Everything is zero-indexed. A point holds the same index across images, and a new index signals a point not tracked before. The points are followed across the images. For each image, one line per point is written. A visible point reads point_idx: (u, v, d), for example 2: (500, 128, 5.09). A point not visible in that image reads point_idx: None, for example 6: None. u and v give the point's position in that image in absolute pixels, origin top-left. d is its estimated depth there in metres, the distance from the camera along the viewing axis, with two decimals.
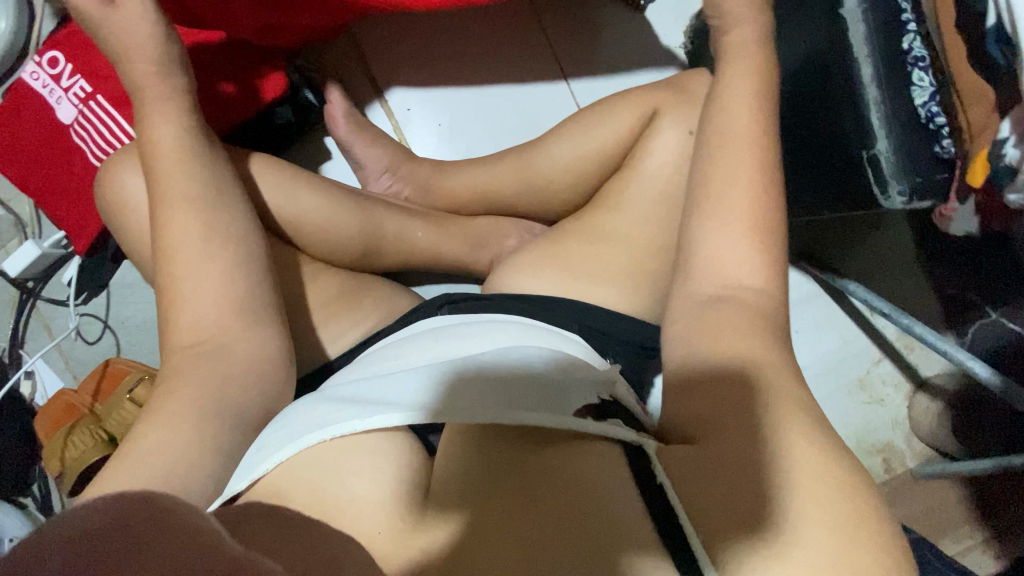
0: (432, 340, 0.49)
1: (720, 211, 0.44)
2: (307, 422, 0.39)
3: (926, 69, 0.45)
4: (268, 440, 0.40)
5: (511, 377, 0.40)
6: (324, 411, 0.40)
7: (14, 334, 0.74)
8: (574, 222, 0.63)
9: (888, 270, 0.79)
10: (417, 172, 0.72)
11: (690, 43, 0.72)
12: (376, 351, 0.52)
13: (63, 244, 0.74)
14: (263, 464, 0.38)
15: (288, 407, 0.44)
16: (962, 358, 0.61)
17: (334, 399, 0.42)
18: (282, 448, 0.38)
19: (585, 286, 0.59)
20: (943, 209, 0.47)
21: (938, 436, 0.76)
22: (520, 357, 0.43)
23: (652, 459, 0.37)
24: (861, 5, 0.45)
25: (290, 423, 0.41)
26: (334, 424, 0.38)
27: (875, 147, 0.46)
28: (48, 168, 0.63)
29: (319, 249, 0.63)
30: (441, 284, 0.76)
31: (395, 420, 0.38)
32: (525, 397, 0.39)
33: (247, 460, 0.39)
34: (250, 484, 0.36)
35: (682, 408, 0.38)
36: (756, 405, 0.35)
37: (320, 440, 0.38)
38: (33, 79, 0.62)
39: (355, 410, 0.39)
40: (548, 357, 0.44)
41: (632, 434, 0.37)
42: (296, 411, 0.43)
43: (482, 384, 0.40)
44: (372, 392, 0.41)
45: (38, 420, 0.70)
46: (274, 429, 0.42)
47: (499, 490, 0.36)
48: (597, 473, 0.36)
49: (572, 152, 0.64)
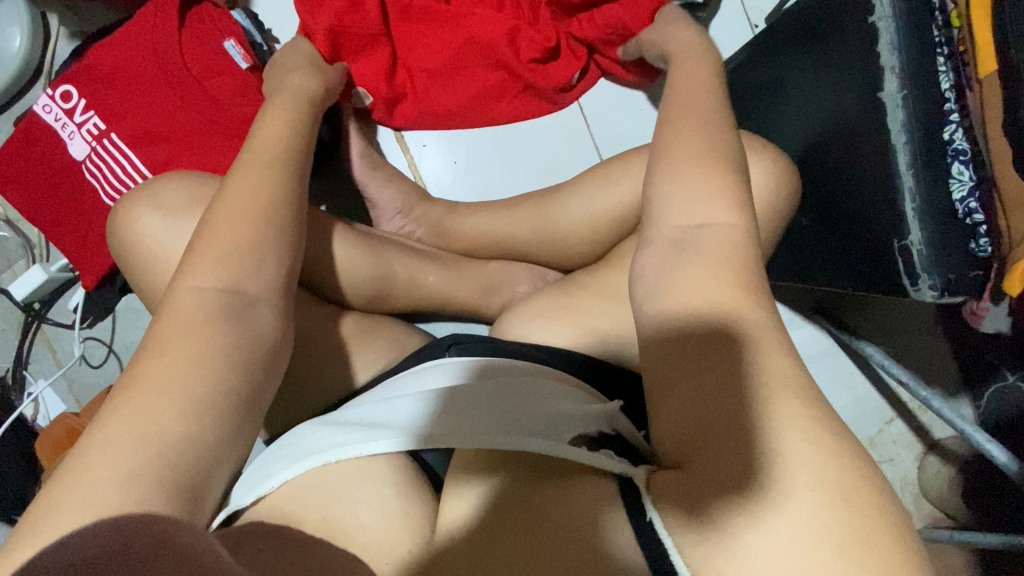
0: (444, 367, 0.49)
1: None
2: (313, 442, 0.41)
3: (967, 164, 0.43)
4: (274, 459, 0.41)
5: (519, 411, 0.40)
6: (330, 433, 0.41)
7: (18, 354, 0.74)
8: (590, 277, 0.61)
9: (912, 329, 0.75)
10: (430, 213, 0.70)
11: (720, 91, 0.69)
12: (387, 381, 0.51)
13: (71, 268, 0.73)
14: (271, 483, 0.38)
15: (298, 427, 0.45)
16: (980, 439, 0.59)
17: (341, 422, 0.43)
18: (289, 466, 0.39)
19: (597, 347, 0.56)
20: (977, 306, 0.47)
21: (947, 500, 0.75)
22: (529, 392, 0.43)
23: (641, 488, 0.32)
24: (902, 91, 0.43)
25: (298, 441, 0.42)
26: (341, 445, 0.39)
27: (908, 238, 0.44)
28: (58, 200, 0.64)
29: (331, 293, 0.61)
30: (449, 323, 0.75)
31: (401, 445, 0.39)
32: (526, 423, 0.39)
33: (256, 475, 0.40)
34: (253, 501, 0.37)
35: (672, 418, 0.32)
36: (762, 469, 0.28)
37: (326, 461, 0.39)
38: (46, 113, 0.63)
39: (363, 433, 0.40)
40: (557, 396, 0.44)
41: (621, 467, 0.34)
42: (304, 432, 0.44)
43: (489, 414, 0.40)
44: (380, 415, 0.43)
45: (39, 445, 0.70)
46: (281, 448, 0.43)
47: (498, 544, 0.35)
48: (593, 510, 0.34)
49: (589, 206, 0.63)
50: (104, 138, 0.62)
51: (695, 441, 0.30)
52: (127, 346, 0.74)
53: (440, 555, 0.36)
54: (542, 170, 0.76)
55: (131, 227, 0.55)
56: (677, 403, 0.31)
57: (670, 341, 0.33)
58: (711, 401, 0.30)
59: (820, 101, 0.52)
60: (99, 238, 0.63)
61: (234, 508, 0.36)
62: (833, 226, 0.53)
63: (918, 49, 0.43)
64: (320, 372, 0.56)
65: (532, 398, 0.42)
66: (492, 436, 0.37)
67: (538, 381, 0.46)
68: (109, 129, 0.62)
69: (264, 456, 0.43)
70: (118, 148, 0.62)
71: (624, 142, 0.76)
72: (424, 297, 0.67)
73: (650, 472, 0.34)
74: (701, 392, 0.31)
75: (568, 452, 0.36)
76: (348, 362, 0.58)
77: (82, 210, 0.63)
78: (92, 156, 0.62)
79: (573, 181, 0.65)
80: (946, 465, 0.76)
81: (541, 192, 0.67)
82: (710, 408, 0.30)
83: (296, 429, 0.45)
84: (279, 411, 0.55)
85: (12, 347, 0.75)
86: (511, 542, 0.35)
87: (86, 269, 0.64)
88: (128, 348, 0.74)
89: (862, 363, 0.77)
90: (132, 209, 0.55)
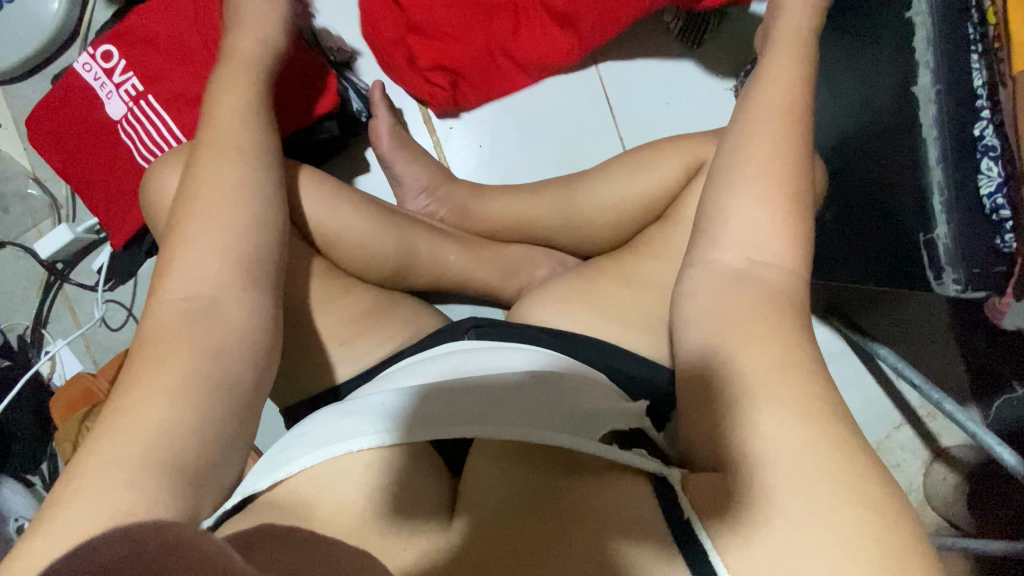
0: (463, 358, 0.49)
1: (734, 227, 0.41)
2: (333, 428, 0.41)
3: (996, 160, 0.43)
4: (295, 444, 0.41)
5: (542, 405, 0.41)
6: (350, 420, 0.41)
7: (39, 314, 0.75)
8: (612, 263, 0.62)
9: (925, 334, 0.75)
10: (454, 193, 0.71)
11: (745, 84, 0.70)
12: (404, 367, 0.51)
13: (96, 230, 0.75)
14: (293, 465, 0.39)
15: (318, 413, 0.45)
16: (990, 442, 0.59)
17: (360, 409, 0.43)
18: (310, 452, 0.39)
19: (616, 328, 0.56)
20: (998, 301, 0.47)
21: (952, 508, 0.75)
22: (552, 386, 0.44)
23: (676, 487, 0.35)
24: (936, 86, 0.44)
25: (317, 427, 0.42)
26: (360, 436, 0.39)
27: (934, 232, 0.45)
28: (93, 159, 0.65)
29: (354, 264, 0.62)
30: (466, 305, 0.75)
31: (416, 436, 0.39)
32: (549, 419, 0.39)
33: (276, 459, 0.40)
34: (273, 484, 0.38)
35: (704, 436, 0.37)
36: (784, 470, 0.32)
37: (346, 451, 0.39)
38: (86, 71, 0.65)
39: (379, 422, 0.40)
40: (580, 390, 0.44)
41: (655, 465, 0.37)
42: (324, 417, 0.43)
43: (511, 406, 0.40)
44: (398, 402, 0.42)
45: (54, 403, 0.71)
46: (301, 432, 0.43)
47: (522, 530, 0.36)
48: (624, 500, 0.36)
49: (615, 193, 0.63)
50: (141, 99, 0.63)
51: (727, 448, 0.35)
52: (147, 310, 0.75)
53: (462, 533, 0.37)
54: (566, 158, 0.77)
55: (162, 187, 0.56)
56: (706, 421, 0.37)
57: (703, 352, 0.38)
58: (737, 419, 0.35)
59: (851, 97, 0.53)
60: (129, 199, 0.65)
61: (247, 494, 0.38)
62: (859, 222, 0.54)
63: (955, 44, 0.44)
64: (340, 341, 0.57)
65: (556, 396, 0.42)
66: (518, 430, 0.38)
67: (564, 377, 0.46)
68: (147, 90, 0.63)
69: (286, 437, 0.44)
70: (154, 110, 0.63)
71: (648, 135, 0.76)
72: (444, 275, 0.68)
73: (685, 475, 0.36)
74: (728, 408, 0.35)
75: (598, 448, 0.37)
76: (368, 334, 0.58)
77: (116, 170, 0.65)
78: (128, 116, 0.63)
79: (598, 168, 0.66)
80: (951, 473, 0.76)
81: (565, 178, 0.68)
82: (732, 421, 0.35)
83: (315, 413, 0.45)
84: (299, 377, 0.56)
85: (33, 305, 0.76)
86: (537, 537, 0.35)
87: (116, 230, 0.65)
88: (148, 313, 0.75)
89: (874, 367, 0.77)
90: (166, 168, 0.56)
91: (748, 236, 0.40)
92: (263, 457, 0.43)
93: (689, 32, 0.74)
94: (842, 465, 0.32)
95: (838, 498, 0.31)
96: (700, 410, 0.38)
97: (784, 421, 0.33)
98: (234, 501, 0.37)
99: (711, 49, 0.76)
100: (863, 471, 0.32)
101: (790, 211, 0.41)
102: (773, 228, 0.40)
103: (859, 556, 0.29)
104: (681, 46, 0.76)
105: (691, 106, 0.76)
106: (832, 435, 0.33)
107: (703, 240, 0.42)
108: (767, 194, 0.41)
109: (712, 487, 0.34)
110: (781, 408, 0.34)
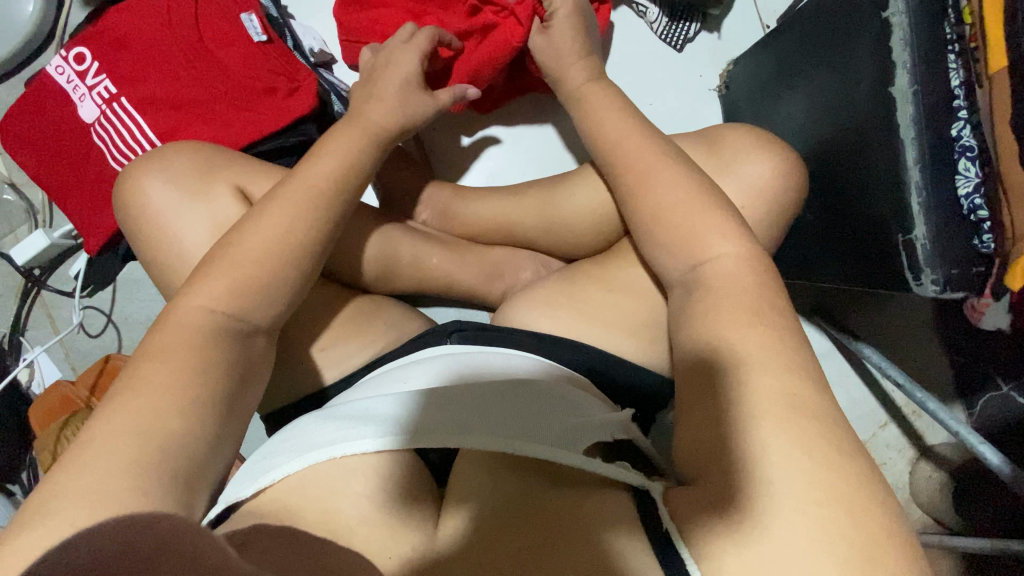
0: (447, 362, 0.48)
1: (707, 233, 0.43)
2: (319, 434, 0.40)
3: (974, 160, 0.44)
4: (279, 449, 0.41)
5: (533, 415, 0.40)
6: (336, 425, 0.41)
7: (16, 321, 0.75)
8: (593, 265, 0.61)
9: (911, 333, 0.75)
10: (437, 198, 0.72)
11: (741, 83, 0.71)
12: (383, 373, 0.50)
13: (73, 236, 0.74)
14: (275, 472, 0.39)
15: (300, 418, 0.44)
16: (973, 441, 0.59)
17: (348, 415, 0.42)
18: (294, 459, 0.39)
19: (597, 329, 0.55)
20: (976, 302, 0.47)
21: (936, 504, 0.74)
22: (539, 392, 0.43)
23: (659, 499, 0.36)
24: (913, 86, 0.44)
25: (301, 432, 0.42)
26: (350, 440, 0.39)
27: (912, 233, 0.45)
28: (67, 162, 0.66)
29: (336, 271, 0.62)
30: (450, 308, 0.76)
31: (407, 441, 0.38)
32: (541, 428, 0.39)
33: (257, 467, 0.40)
34: (255, 492, 0.38)
35: (690, 446, 0.37)
36: (763, 479, 0.32)
37: (331, 456, 0.39)
38: (59, 74, 0.65)
39: (370, 427, 0.40)
40: (566, 397, 0.44)
41: (639, 479, 0.37)
42: (308, 422, 0.43)
43: (503, 414, 0.40)
44: (389, 407, 0.42)
45: (32, 411, 0.71)
46: (282, 439, 0.42)
47: (508, 535, 0.36)
48: (603, 518, 0.35)
49: (595, 198, 0.62)
50: (113, 102, 0.63)
51: (714, 458, 0.34)
52: (126, 316, 0.75)
53: (442, 545, 0.36)
54: (548, 163, 0.77)
55: (133, 194, 0.55)
56: (694, 425, 0.37)
57: (696, 360, 0.39)
58: (721, 430, 0.35)
59: (831, 97, 0.54)
60: (103, 203, 0.64)
61: (233, 501, 0.37)
62: (848, 227, 0.54)
63: (930, 47, 0.44)
64: (319, 347, 0.56)
65: (544, 404, 0.42)
66: (510, 437, 0.38)
67: (551, 385, 0.45)
68: (119, 93, 0.63)
69: (269, 445, 0.43)
70: (127, 111, 0.63)
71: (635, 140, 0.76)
72: (429, 279, 0.68)
73: (666, 488, 0.37)
74: (711, 417, 0.36)
75: (583, 462, 0.37)
76: (348, 340, 0.57)
77: (88, 173, 0.65)
78: (101, 119, 0.63)
79: (583, 170, 0.64)
80: (938, 470, 0.76)
81: (549, 181, 0.68)
82: (721, 429, 0.35)
83: (299, 419, 0.45)
84: (281, 383, 0.55)
85: (10, 312, 0.75)
86: (533, 541, 0.35)
87: (90, 234, 0.65)
88: (127, 318, 0.75)
89: (858, 365, 0.78)
90: (136, 176, 0.55)
91: (713, 248, 0.42)
92: (246, 464, 0.42)
93: (672, 33, 0.76)
94: (822, 472, 0.32)
95: (818, 505, 0.31)
96: (687, 423, 0.38)
97: (759, 420, 0.34)
98: (218, 510, 0.37)
99: (690, 54, 0.77)
100: (844, 477, 0.32)
101: (737, 218, 0.44)
102: (732, 232, 0.43)
103: (831, 554, 0.29)
104: (665, 50, 0.77)
105: (677, 106, 0.77)
106: (814, 442, 0.33)
107: (673, 245, 0.44)
108: (717, 207, 0.44)
109: (695, 495, 0.34)
110: (761, 411, 0.34)
